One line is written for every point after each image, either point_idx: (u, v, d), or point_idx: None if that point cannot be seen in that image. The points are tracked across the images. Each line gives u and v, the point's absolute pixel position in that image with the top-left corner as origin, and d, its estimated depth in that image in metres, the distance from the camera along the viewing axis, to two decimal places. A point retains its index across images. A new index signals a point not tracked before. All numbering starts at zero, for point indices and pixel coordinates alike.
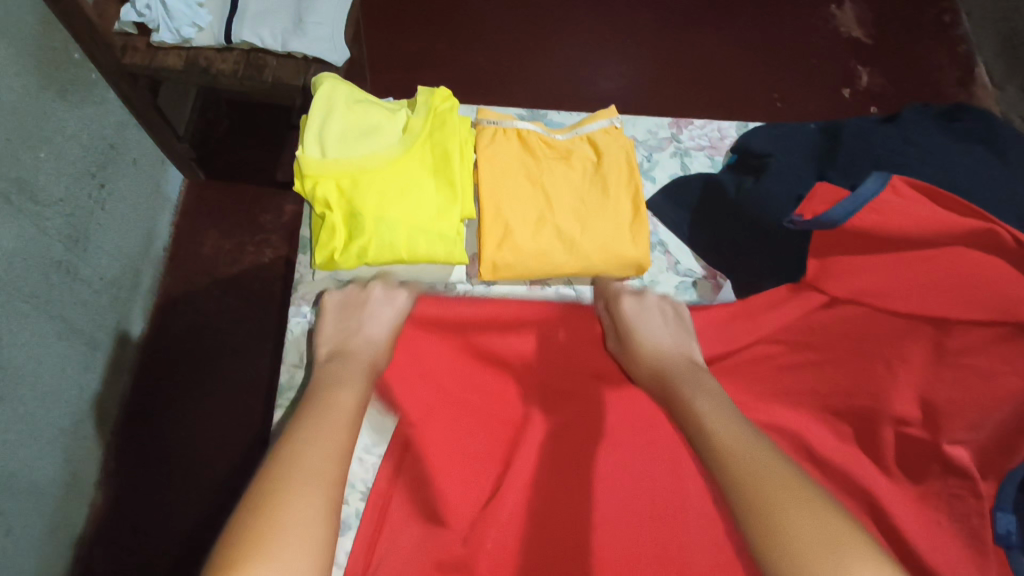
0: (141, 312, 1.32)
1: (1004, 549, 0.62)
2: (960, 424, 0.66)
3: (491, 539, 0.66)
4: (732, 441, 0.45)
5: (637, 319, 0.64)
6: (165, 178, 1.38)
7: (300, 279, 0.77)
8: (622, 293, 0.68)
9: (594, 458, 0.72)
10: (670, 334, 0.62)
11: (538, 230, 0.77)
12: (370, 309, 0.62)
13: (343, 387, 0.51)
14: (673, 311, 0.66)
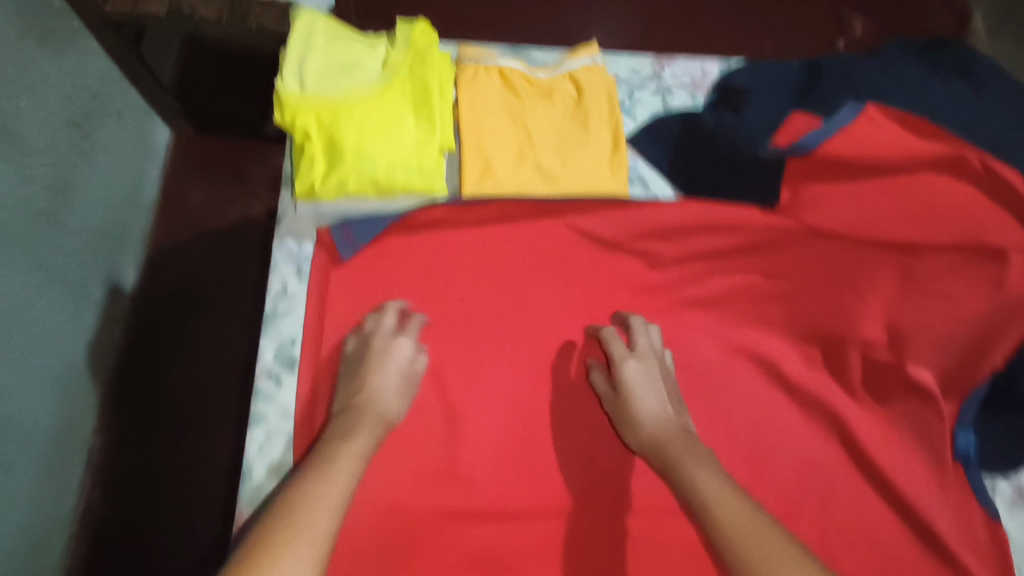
0: (134, 266, 1.33)
1: (963, 466, 0.72)
2: (919, 348, 0.70)
3: (478, 455, 0.70)
4: (741, 532, 0.50)
5: (636, 397, 0.66)
6: (152, 132, 1.37)
7: (283, 215, 0.77)
8: (626, 360, 0.69)
9: (571, 382, 0.74)
10: (667, 409, 0.66)
11: (518, 166, 0.78)
12: (377, 361, 0.68)
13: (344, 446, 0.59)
14: (665, 373, 0.69)
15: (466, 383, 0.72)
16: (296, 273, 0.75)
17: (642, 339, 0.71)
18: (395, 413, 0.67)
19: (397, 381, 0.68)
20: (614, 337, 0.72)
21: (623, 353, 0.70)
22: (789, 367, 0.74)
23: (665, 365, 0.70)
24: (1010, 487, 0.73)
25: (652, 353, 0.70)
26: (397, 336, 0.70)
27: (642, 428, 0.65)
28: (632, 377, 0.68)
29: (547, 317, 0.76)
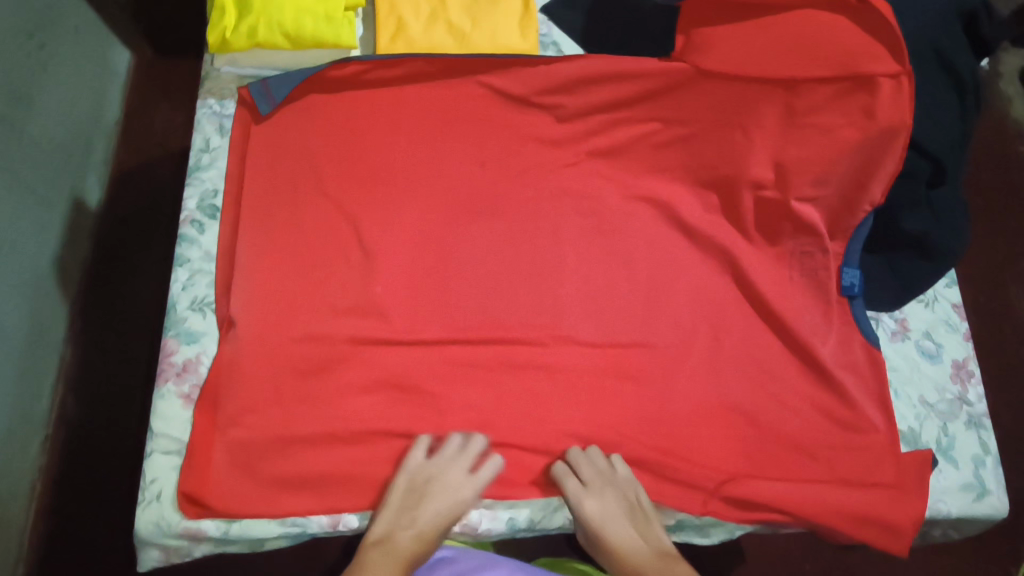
0: (99, 184, 1.35)
1: (849, 300, 0.76)
2: (807, 183, 0.73)
3: (396, 292, 0.75)
4: None
5: (603, 530, 0.65)
6: (112, 52, 1.39)
7: (207, 75, 0.80)
8: (583, 497, 0.66)
9: (483, 229, 0.79)
10: (641, 538, 0.65)
11: (430, 25, 0.80)
12: (439, 495, 0.65)
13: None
14: (627, 498, 0.67)
15: (384, 230, 0.77)
16: (218, 130, 0.78)
17: (596, 471, 0.68)
18: (432, 547, 0.65)
19: (450, 514, 0.65)
20: (567, 471, 0.68)
21: (576, 491, 0.66)
22: (684, 211, 0.79)
23: (620, 480, 0.67)
24: (893, 321, 0.79)
25: (608, 481, 0.67)
26: (464, 461, 0.67)
27: (613, 558, 0.65)
28: (597, 515, 0.66)
29: (462, 172, 0.80)
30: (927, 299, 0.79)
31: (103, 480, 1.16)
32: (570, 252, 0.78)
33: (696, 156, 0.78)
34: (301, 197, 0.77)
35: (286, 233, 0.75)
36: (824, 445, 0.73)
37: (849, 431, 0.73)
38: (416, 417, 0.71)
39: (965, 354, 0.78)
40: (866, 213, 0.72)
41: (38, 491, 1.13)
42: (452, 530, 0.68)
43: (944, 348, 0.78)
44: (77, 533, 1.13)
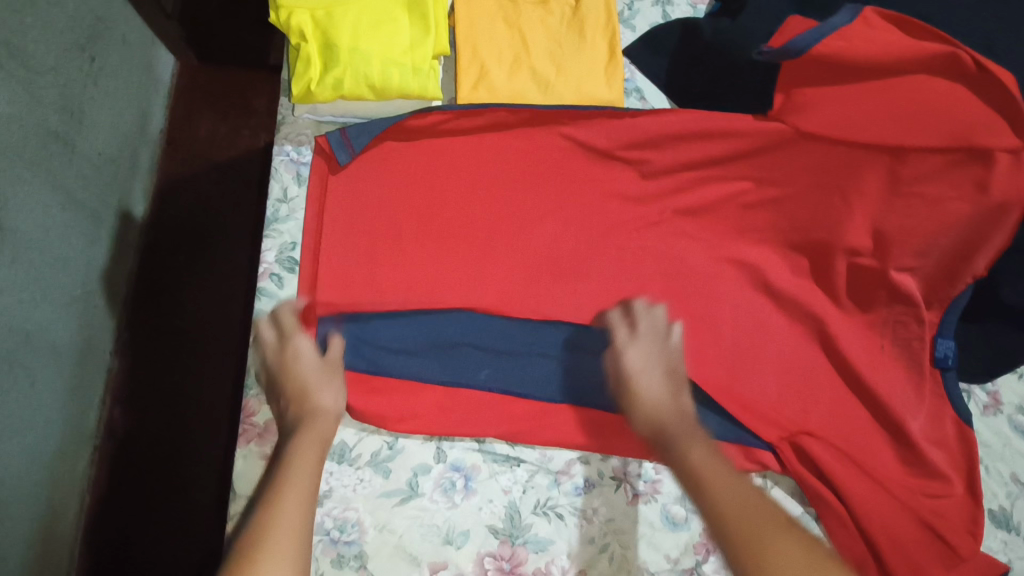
0: (143, 194, 1.31)
1: (941, 372, 0.73)
2: (911, 251, 0.71)
3: None
4: (726, 472, 0.56)
5: (641, 384, 0.67)
6: (156, 60, 1.32)
7: (283, 120, 0.79)
8: (625, 342, 0.71)
9: (566, 282, 0.79)
10: (660, 378, 0.68)
11: (514, 71, 0.78)
12: (293, 352, 0.66)
13: (301, 440, 0.59)
14: (667, 355, 0.70)
15: (472, 286, 0.77)
16: (296, 178, 0.77)
17: (643, 321, 0.73)
18: (336, 401, 0.65)
19: (326, 374, 0.66)
20: (619, 321, 0.74)
21: (623, 338, 0.72)
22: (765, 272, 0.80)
23: (673, 346, 0.71)
24: (984, 394, 0.76)
25: (647, 333, 0.72)
26: (297, 332, 0.67)
27: (637, 398, 0.67)
28: (633, 358, 0.69)
29: (551, 231, 0.80)
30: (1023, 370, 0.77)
31: (151, 499, 1.15)
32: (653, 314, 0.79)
33: (788, 218, 0.78)
34: (386, 247, 0.75)
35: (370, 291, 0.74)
36: (939, 524, 0.67)
37: (961, 511, 0.68)
38: (499, 483, 0.69)
39: None
40: (968, 284, 0.69)
41: (87, 508, 1.12)
42: None
43: None
44: (124, 550, 1.11)
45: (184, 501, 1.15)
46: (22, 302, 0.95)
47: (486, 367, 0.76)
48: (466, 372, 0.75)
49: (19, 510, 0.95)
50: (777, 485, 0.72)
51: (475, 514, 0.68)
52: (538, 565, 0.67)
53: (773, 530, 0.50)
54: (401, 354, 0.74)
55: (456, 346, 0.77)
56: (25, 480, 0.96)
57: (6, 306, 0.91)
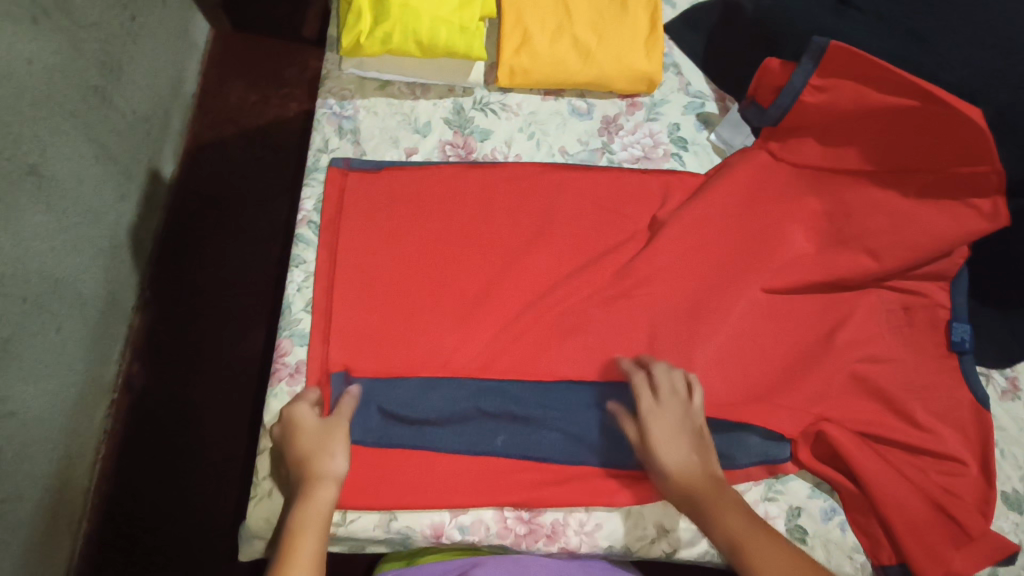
0: (172, 156, 1.33)
1: (958, 355, 0.75)
2: (944, 234, 0.71)
3: (510, 308, 0.75)
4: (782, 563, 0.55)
5: (666, 446, 0.64)
6: (192, 24, 1.34)
7: (328, 75, 0.81)
8: (651, 405, 0.66)
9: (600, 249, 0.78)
10: (696, 457, 0.64)
11: (556, 38, 0.79)
12: (298, 423, 0.64)
13: (299, 512, 0.57)
14: (692, 423, 0.66)
15: (502, 240, 0.77)
16: (337, 131, 0.79)
17: (667, 382, 0.68)
18: (331, 459, 0.61)
19: (316, 441, 0.63)
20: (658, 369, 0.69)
21: (650, 407, 0.66)
22: (807, 244, 0.77)
23: (692, 410, 0.67)
24: (1003, 379, 0.78)
25: (679, 395, 0.67)
26: (300, 402, 0.65)
27: (673, 479, 0.63)
28: (660, 432, 0.65)
29: (591, 194, 0.79)
30: None
31: (168, 453, 1.15)
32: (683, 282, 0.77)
33: None
34: (422, 203, 0.77)
35: (408, 245, 0.76)
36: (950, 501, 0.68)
37: (975, 493, 0.70)
38: (522, 439, 0.71)
39: None
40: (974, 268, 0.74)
41: (102, 457, 1.13)
42: (549, 548, 0.69)
43: None
44: (138, 501, 1.12)
45: (199, 457, 1.16)
46: (52, 250, 0.97)
47: (502, 433, 0.71)
48: (479, 438, 0.70)
49: (40, 453, 0.97)
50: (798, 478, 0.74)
51: (498, 467, 0.70)
52: (556, 516, 0.70)
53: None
54: (417, 424, 0.70)
55: (473, 414, 0.71)
56: (47, 425, 0.98)
57: (37, 253, 0.93)
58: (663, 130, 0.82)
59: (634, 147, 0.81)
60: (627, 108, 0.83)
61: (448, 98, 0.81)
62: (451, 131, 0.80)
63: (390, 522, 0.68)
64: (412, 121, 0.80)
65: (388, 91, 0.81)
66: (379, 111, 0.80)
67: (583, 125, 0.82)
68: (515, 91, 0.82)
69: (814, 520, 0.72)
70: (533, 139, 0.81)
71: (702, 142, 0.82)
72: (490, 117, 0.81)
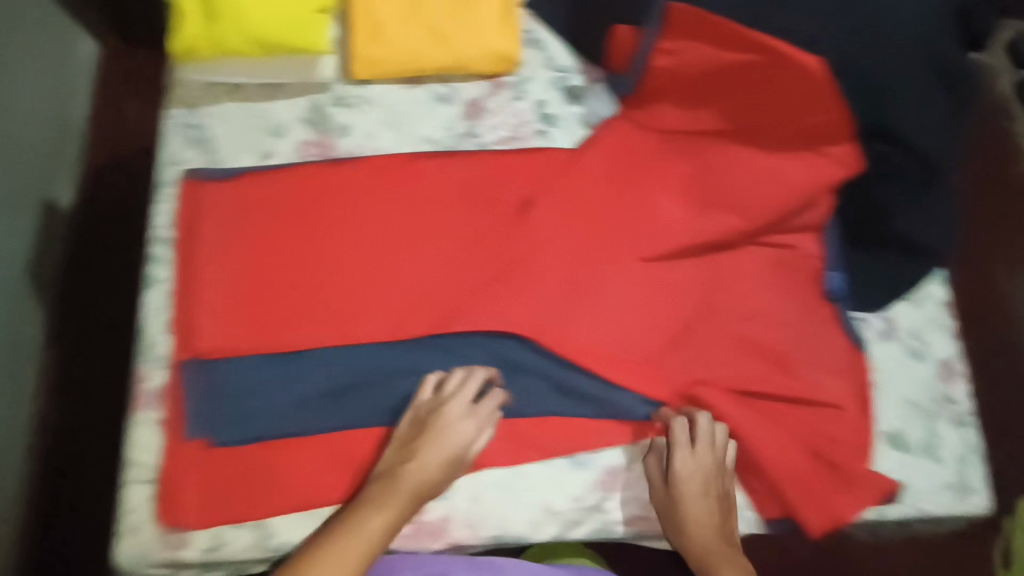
0: (70, 181, 1.13)
1: (834, 303, 0.77)
2: (803, 186, 0.72)
3: (382, 307, 0.73)
4: None
5: (687, 501, 0.68)
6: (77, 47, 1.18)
7: (173, 83, 0.77)
8: (679, 453, 0.69)
9: (473, 234, 0.75)
10: (711, 514, 0.69)
11: (408, 24, 0.77)
12: (439, 424, 0.67)
13: (375, 514, 0.62)
14: (717, 473, 0.70)
15: (370, 238, 0.75)
16: (188, 142, 0.76)
17: (701, 434, 0.70)
18: (442, 483, 0.67)
19: (471, 419, 0.68)
20: (682, 420, 0.71)
21: (683, 453, 0.69)
22: (683, 211, 0.75)
23: (723, 466, 0.70)
24: (881, 321, 0.78)
25: (709, 449, 0.70)
26: (464, 399, 0.68)
27: (686, 525, 0.69)
28: (689, 477, 0.68)
29: (458, 180, 0.76)
30: (917, 298, 0.79)
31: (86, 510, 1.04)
32: (560, 262, 0.75)
33: None
34: (284, 206, 0.74)
35: (271, 251, 0.73)
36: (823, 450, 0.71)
37: (854, 434, 0.73)
38: (404, 439, 0.69)
39: (952, 353, 0.78)
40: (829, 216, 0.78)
41: (19, 537, 0.95)
42: (435, 546, 0.68)
43: (932, 346, 0.78)
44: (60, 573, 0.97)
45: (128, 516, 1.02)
46: None
47: (372, 401, 0.70)
48: (350, 412, 0.70)
49: None
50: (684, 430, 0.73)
51: (380, 469, 0.68)
52: (441, 513, 0.68)
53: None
54: (280, 406, 0.69)
55: (339, 389, 0.70)
56: None
57: None
58: (529, 108, 0.80)
59: (501, 128, 0.79)
60: (491, 90, 0.80)
61: (304, 97, 0.78)
62: (310, 130, 0.77)
63: (266, 540, 0.66)
64: (268, 123, 0.77)
65: (240, 95, 0.77)
66: (231, 116, 0.77)
67: (446, 111, 0.79)
68: (376, 84, 0.79)
69: (701, 483, 0.71)
70: (395, 130, 0.78)
71: (571, 117, 0.81)
72: (350, 111, 0.78)
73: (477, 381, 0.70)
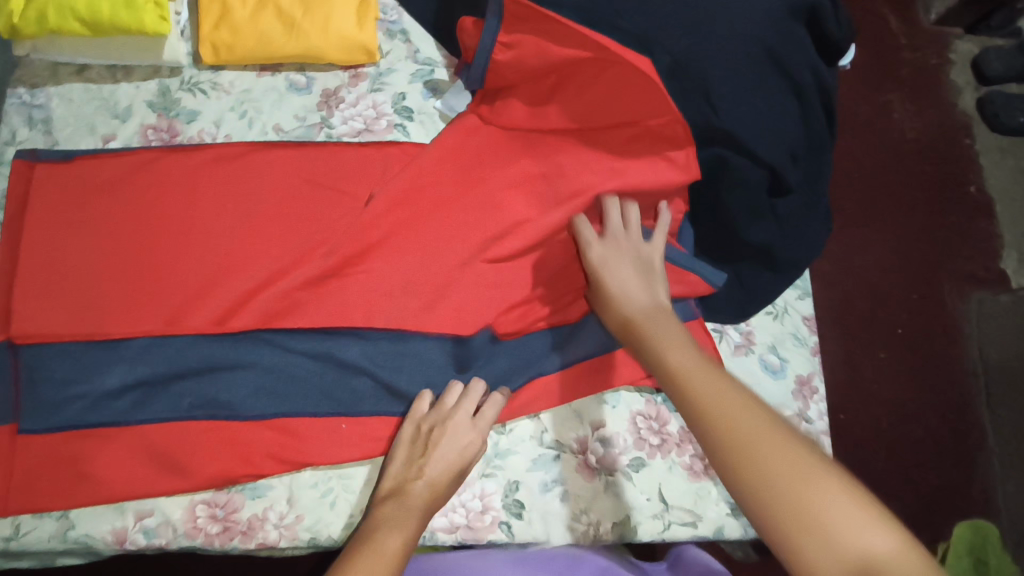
0: None
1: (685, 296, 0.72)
2: (647, 189, 0.70)
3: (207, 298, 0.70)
4: (707, 395, 0.50)
5: (608, 281, 0.63)
6: None
7: (19, 63, 0.77)
8: (594, 243, 0.66)
9: (311, 227, 0.73)
10: (639, 283, 0.63)
11: (258, 10, 0.75)
12: (444, 437, 0.65)
13: (392, 526, 0.59)
14: (638, 253, 0.65)
15: (205, 226, 0.72)
16: (27, 122, 0.75)
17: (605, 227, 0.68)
18: (447, 493, 0.64)
19: (472, 430, 0.66)
20: (614, 204, 0.68)
21: (590, 238, 0.67)
22: (531, 211, 0.73)
23: (635, 235, 0.67)
24: (738, 334, 0.75)
25: (616, 228, 0.67)
26: (458, 408, 0.66)
27: (608, 306, 0.63)
28: (601, 261, 0.65)
29: (303, 171, 0.74)
30: (776, 311, 0.77)
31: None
32: (402, 260, 0.72)
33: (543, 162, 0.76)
34: (118, 190, 0.72)
35: (97, 234, 0.71)
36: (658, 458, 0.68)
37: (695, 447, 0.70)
38: (217, 434, 0.67)
39: (810, 369, 0.75)
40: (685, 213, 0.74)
41: None
42: (248, 546, 0.66)
43: (789, 363, 0.75)
44: None
45: None
46: None
47: (188, 394, 0.68)
48: (164, 405, 0.67)
49: None
50: (516, 428, 0.71)
51: (189, 464, 0.66)
52: (253, 511, 0.67)
53: (759, 436, 0.46)
54: (91, 395, 0.67)
55: (154, 379, 0.68)
56: None
57: None
58: (387, 100, 0.78)
59: (354, 120, 0.78)
60: (348, 80, 0.79)
61: (152, 80, 0.77)
62: (154, 114, 0.76)
63: (66, 532, 0.65)
64: (112, 106, 0.76)
65: (85, 76, 0.76)
66: (74, 97, 0.76)
67: (300, 100, 0.78)
68: (228, 70, 0.78)
69: (531, 494, 0.69)
70: (244, 118, 0.77)
71: (429, 111, 0.79)
72: (198, 97, 0.77)
73: (455, 393, 0.68)
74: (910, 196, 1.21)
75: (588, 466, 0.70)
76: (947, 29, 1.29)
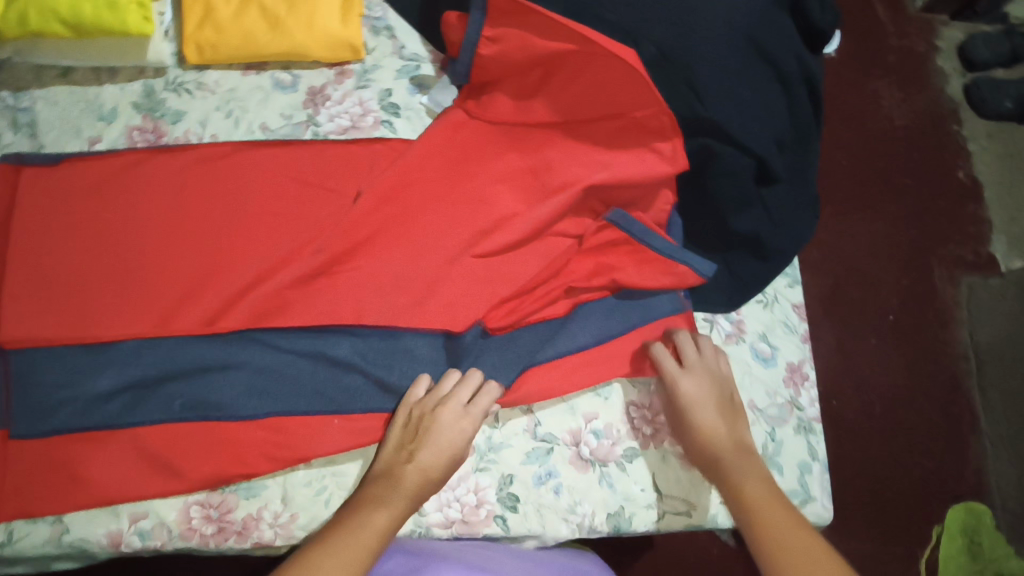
0: None
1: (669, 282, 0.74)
2: (635, 180, 0.70)
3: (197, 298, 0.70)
4: (787, 544, 0.56)
5: (693, 414, 0.66)
6: None
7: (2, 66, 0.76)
8: (680, 372, 0.68)
9: (300, 225, 0.72)
10: (722, 422, 0.66)
11: (242, 8, 0.75)
12: (434, 424, 0.65)
13: (380, 509, 0.60)
14: (720, 386, 0.68)
15: (193, 227, 0.71)
16: (12, 125, 0.74)
17: (692, 346, 0.70)
18: (439, 478, 0.65)
19: (463, 417, 0.66)
20: (685, 336, 0.70)
21: (674, 370, 0.68)
22: (520, 205, 0.73)
23: (719, 367, 0.69)
24: (729, 324, 0.76)
25: (698, 353, 0.69)
26: (449, 395, 0.67)
27: (691, 431, 0.66)
28: (688, 392, 0.67)
29: (290, 169, 0.74)
30: (766, 300, 0.77)
31: None
32: (392, 256, 0.72)
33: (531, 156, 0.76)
34: (104, 192, 0.72)
35: (85, 237, 0.70)
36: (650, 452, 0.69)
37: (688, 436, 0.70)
38: (209, 434, 0.67)
39: (801, 356, 0.75)
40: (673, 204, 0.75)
41: None
42: (243, 545, 0.67)
43: (780, 351, 0.75)
44: None
45: None
46: None
47: (180, 394, 0.68)
48: (155, 407, 0.67)
49: None
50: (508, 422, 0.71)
51: (182, 465, 0.66)
52: (248, 511, 0.67)
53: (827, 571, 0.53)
54: (82, 397, 0.67)
55: (145, 380, 0.68)
56: None
57: None
58: (373, 96, 0.78)
59: (341, 117, 0.77)
60: (334, 78, 0.78)
61: (137, 81, 0.77)
62: (140, 114, 0.76)
63: (61, 536, 0.65)
64: (97, 107, 0.76)
65: (70, 78, 0.76)
66: (59, 99, 0.76)
67: (286, 98, 0.78)
68: (213, 69, 0.78)
69: (525, 487, 0.69)
70: (230, 117, 0.76)
71: (416, 106, 0.79)
72: (184, 97, 0.76)
73: (449, 381, 0.68)
74: (902, 183, 1.21)
75: (581, 458, 0.70)
76: (935, 17, 1.30)
